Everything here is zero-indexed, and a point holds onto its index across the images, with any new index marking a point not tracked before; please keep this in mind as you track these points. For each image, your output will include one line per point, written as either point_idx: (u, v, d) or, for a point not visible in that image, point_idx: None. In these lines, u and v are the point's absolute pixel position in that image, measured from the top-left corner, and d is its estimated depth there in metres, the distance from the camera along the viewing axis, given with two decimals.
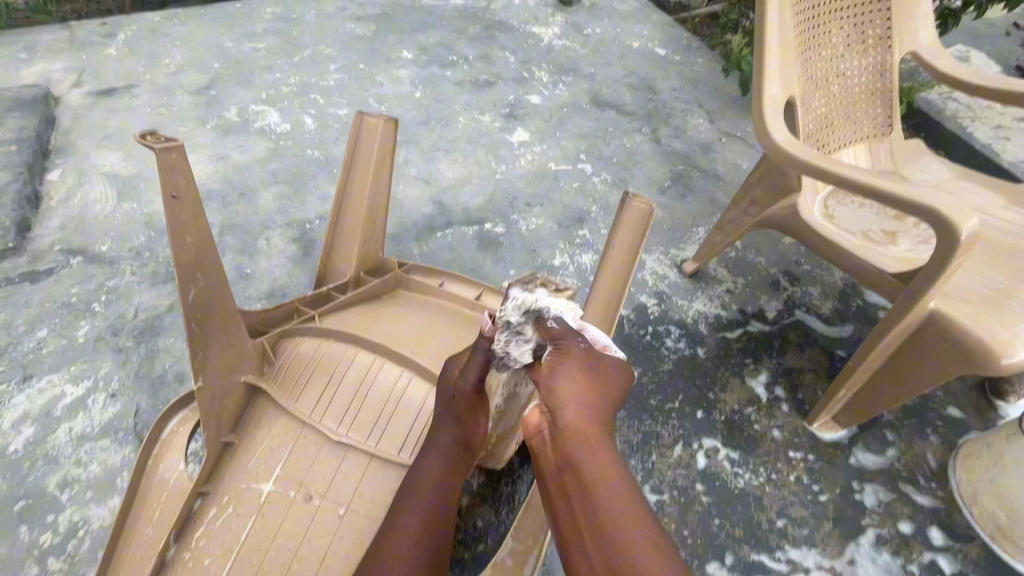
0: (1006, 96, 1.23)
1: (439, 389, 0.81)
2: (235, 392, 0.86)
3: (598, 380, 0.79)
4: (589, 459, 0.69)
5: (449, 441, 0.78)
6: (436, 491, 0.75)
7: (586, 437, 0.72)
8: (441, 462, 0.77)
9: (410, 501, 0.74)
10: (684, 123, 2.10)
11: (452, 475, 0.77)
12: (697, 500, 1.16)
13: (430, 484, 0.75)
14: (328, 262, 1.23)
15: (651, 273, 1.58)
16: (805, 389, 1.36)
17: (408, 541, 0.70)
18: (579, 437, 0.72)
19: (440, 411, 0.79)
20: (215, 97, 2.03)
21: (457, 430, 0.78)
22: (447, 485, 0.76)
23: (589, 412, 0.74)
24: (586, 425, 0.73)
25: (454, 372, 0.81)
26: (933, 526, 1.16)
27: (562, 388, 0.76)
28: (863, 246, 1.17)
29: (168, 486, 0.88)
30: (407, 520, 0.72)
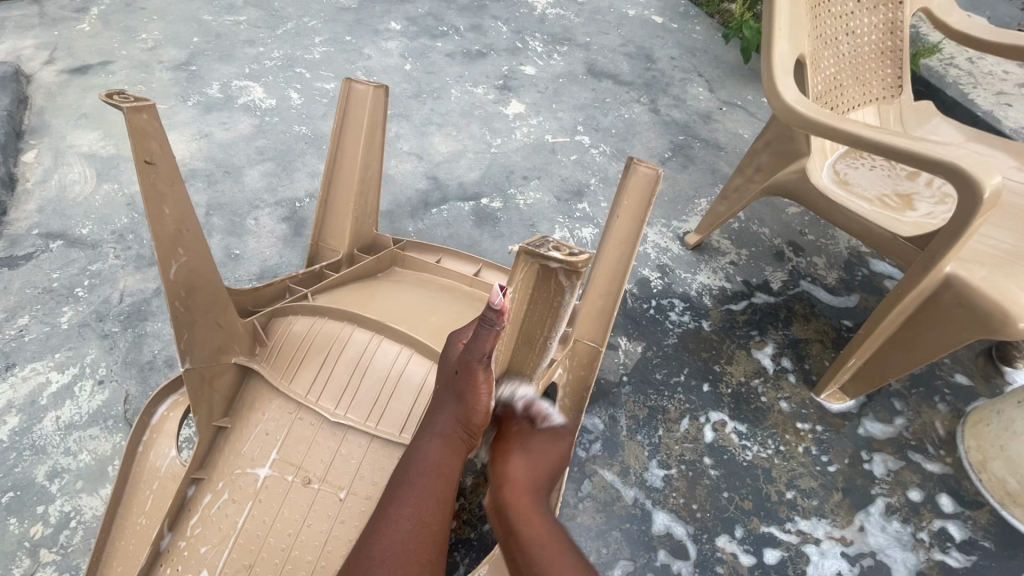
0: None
1: (441, 365, 0.77)
2: (226, 373, 0.82)
3: (542, 452, 0.79)
4: (526, 527, 0.70)
5: (446, 422, 0.74)
6: (433, 475, 0.71)
7: (526, 509, 0.72)
8: (440, 444, 0.73)
9: (407, 481, 0.70)
10: (683, 93, 2.04)
11: (452, 458, 0.73)
12: (705, 473, 1.14)
13: (427, 469, 0.71)
14: (319, 238, 1.18)
15: (653, 246, 1.54)
16: (812, 360, 1.34)
17: (399, 533, 0.66)
18: (522, 512, 0.72)
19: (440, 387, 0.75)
20: (196, 73, 1.95)
21: (457, 408, 0.73)
22: (446, 469, 0.72)
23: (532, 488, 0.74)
24: (525, 495, 0.74)
25: (457, 347, 0.75)
26: (942, 493, 1.15)
27: (509, 462, 0.76)
28: (876, 212, 1.13)
29: (160, 473, 0.85)
30: (399, 508, 0.68)
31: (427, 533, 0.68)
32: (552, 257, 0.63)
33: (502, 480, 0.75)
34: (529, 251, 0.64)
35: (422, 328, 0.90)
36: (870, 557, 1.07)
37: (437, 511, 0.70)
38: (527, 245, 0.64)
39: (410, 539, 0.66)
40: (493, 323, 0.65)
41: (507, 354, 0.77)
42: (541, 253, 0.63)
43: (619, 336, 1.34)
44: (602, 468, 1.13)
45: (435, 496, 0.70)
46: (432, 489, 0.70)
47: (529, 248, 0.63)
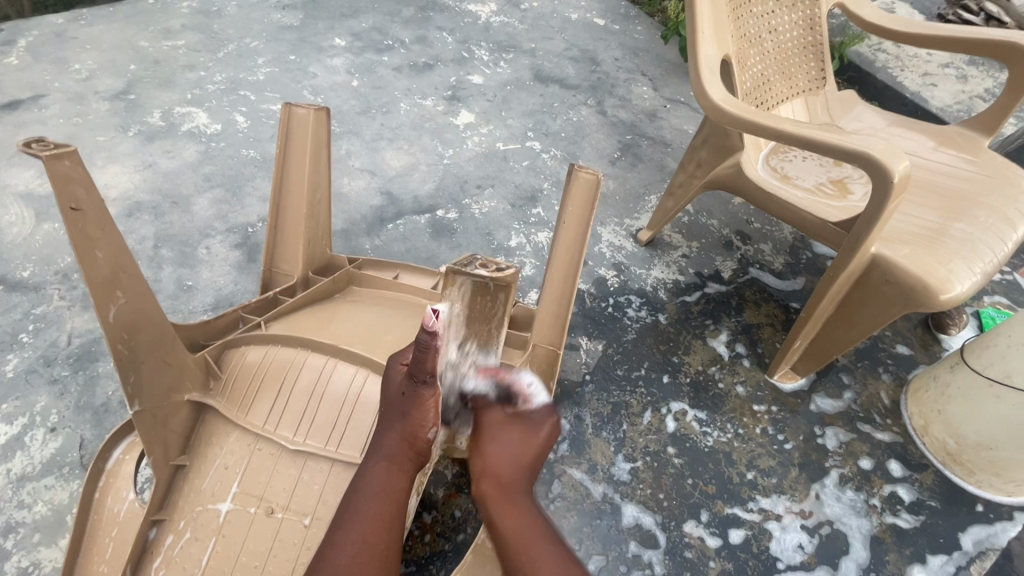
0: (948, 44, 1.26)
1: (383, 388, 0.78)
2: (180, 411, 0.81)
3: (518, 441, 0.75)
4: (506, 514, 0.68)
5: (392, 443, 0.74)
6: (381, 499, 0.70)
7: (506, 498, 0.70)
8: (389, 467, 0.73)
9: (355, 508, 0.69)
10: (628, 93, 2.10)
11: (400, 481, 0.73)
12: (670, 463, 1.18)
13: (373, 491, 0.70)
14: (272, 264, 1.17)
15: (608, 244, 1.58)
16: (764, 343, 1.40)
17: (345, 557, 0.64)
18: (502, 504, 0.69)
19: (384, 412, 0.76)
20: (135, 102, 1.90)
21: (401, 429, 0.74)
22: (394, 491, 0.71)
23: (512, 475, 0.72)
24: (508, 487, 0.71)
25: (397, 373, 0.76)
26: (891, 459, 1.22)
27: (490, 453, 0.73)
28: (808, 199, 1.19)
29: (118, 519, 0.83)
30: (345, 534, 0.67)
31: (372, 556, 0.66)
32: (479, 270, 0.72)
33: (488, 470, 0.71)
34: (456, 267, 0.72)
35: (378, 348, 0.91)
36: (828, 526, 1.12)
37: (385, 533, 0.68)
38: (455, 263, 0.72)
39: (353, 563, 0.64)
40: (426, 345, 0.68)
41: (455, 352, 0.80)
42: (471, 267, 0.71)
43: (580, 336, 1.37)
44: (571, 467, 1.16)
45: (383, 518, 0.69)
46: (379, 511, 0.69)
47: (458, 264, 0.72)
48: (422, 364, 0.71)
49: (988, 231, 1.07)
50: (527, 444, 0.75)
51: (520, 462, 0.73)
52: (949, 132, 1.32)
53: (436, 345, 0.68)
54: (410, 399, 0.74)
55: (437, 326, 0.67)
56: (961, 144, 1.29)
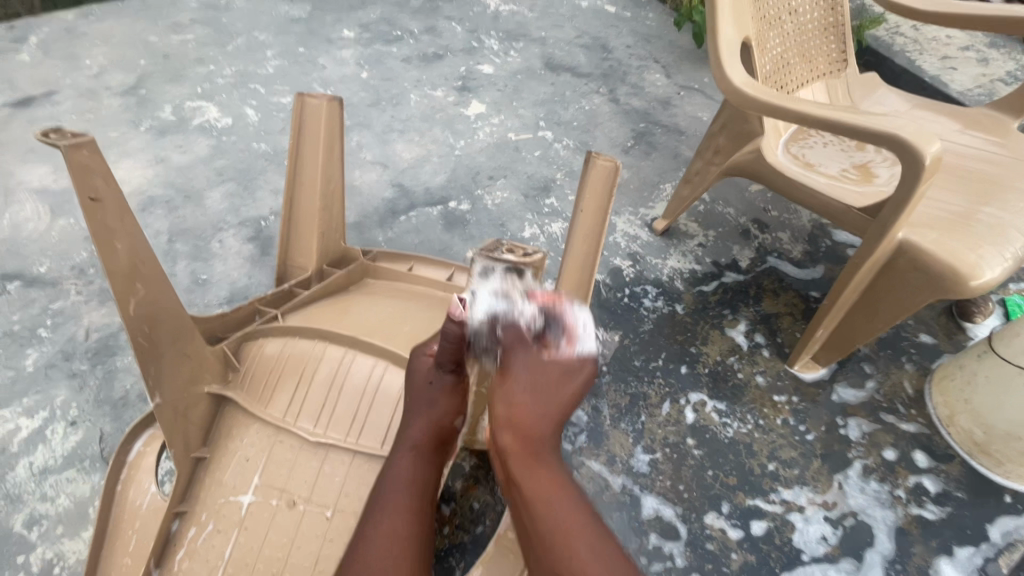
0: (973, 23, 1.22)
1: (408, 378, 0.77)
2: (200, 404, 0.81)
3: (548, 388, 0.74)
4: (532, 475, 0.68)
5: (419, 433, 0.73)
6: (410, 489, 0.70)
7: (531, 456, 0.69)
8: (414, 457, 0.72)
9: (383, 498, 0.69)
10: (641, 80, 2.07)
11: (425, 470, 0.72)
12: (689, 454, 1.17)
13: (401, 481, 0.70)
14: (287, 256, 1.17)
15: (622, 234, 1.56)
16: (784, 333, 1.37)
17: (375, 550, 0.64)
18: (525, 462, 0.69)
19: (410, 402, 0.75)
20: (146, 97, 1.90)
21: (429, 415, 0.74)
22: (423, 480, 0.71)
23: (537, 429, 0.71)
24: (532, 442, 0.71)
25: (423, 363, 0.76)
26: (916, 450, 1.20)
27: (515, 404, 0.72)
28: (831, 185, 1.17)
29: (141, 512, 0.83)
30: (374, 527, 0.66)
31: (402, 548, 0.65)
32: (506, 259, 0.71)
33: (512, 423, 0.71)
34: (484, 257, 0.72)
35: (395, 340, 0.90)
36: (851, 517, 1.10)
37: (414, 525, 0.67)
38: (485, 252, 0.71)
39: (387, 553, 0.64)
40: (454, 334, 0.73)
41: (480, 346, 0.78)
42: (498, 256, 0.70)
43: (596, 327, 1.35)
44: (589, 459, 1.14)
45: (412, 509, 0.68)
46: (408, 502, 0.69)
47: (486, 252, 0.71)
48: (450, 355, 0.75)
49: (1019, 216, 1.04)
50: (553, 395, 0.74)
51: (546, 412, 0.73)
52: (976, 115, 1.28)
53: (464, 332, 0.73)
54: (438, 387, 0.75)
55: (463, 314, 0.71)
56: (987, 126, 1.26)
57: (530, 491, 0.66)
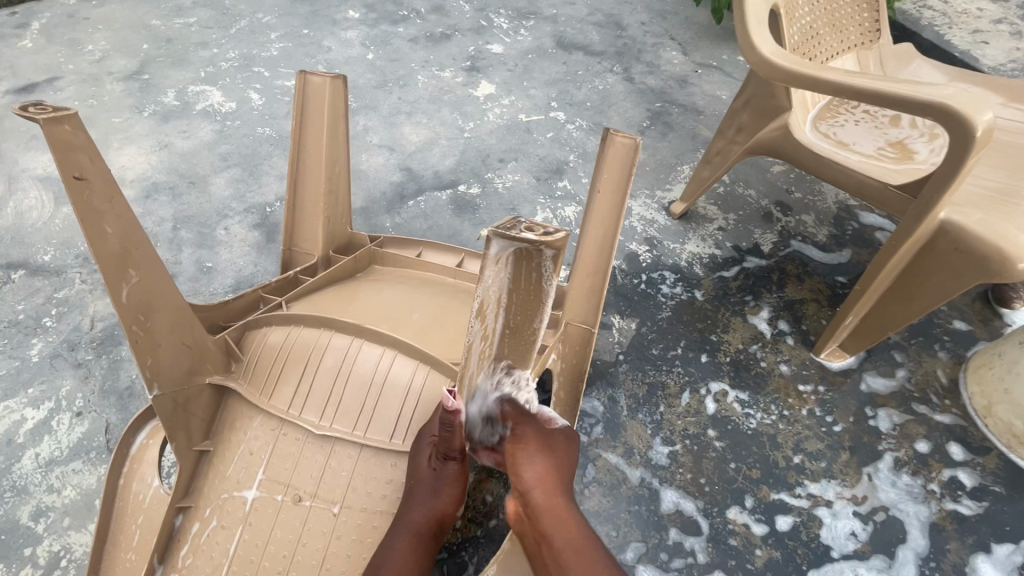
0: None
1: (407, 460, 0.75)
2: (201, 395, 0.77)
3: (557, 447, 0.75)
4: (558, 525, 0.67)
5: (420, 518, 0.72)
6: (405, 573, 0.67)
7: (556, 504, 0.69)
8: (410, 541, 0.70)
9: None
10: (656, 58, 1.99)
11: (418, 557, 0.70)
12: (711, 446, 1.12)
13: (396, 565, 0.67)
14: (291, 242, 1.12)
15: (639, 218, 1.50)
16: (809, 320, 1.31)
17: None
18: (552, 507, 0.68)
19: (408, 486, 0.73)
20: (149, 82, 1.86)
21: (430, 505, 0.72)
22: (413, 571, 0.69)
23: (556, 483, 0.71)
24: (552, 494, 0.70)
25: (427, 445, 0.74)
26: (951, 442, 1.14)
27: (534, 464, 0.71)
28: (864, 163, 1.10)
29: (143, 507, 0.81)
30: None
31: None
32: (523, 239, 0.47)
33: (531, 479, 0.70)
34: (498, 235, 0.48)
35: (403, 330, 0.85)
36: (882, 512, 1.05)
37: None
38: (497, 228, 0.47)
39: None
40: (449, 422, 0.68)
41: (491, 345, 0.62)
42: (511, 235, 0.46)
43: (612, 314, 1.30)
44: (606, 450, 1.10)
45: None
46: None
47: (496, 229, 0.48)
48: (448, 441, 0.71)
49: None
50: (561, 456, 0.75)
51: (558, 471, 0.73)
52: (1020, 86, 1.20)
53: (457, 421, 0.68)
54: (439, 476, 0.73)
55: (455, 406, 0.67)
56: None
57: (557, 539, 0.65)
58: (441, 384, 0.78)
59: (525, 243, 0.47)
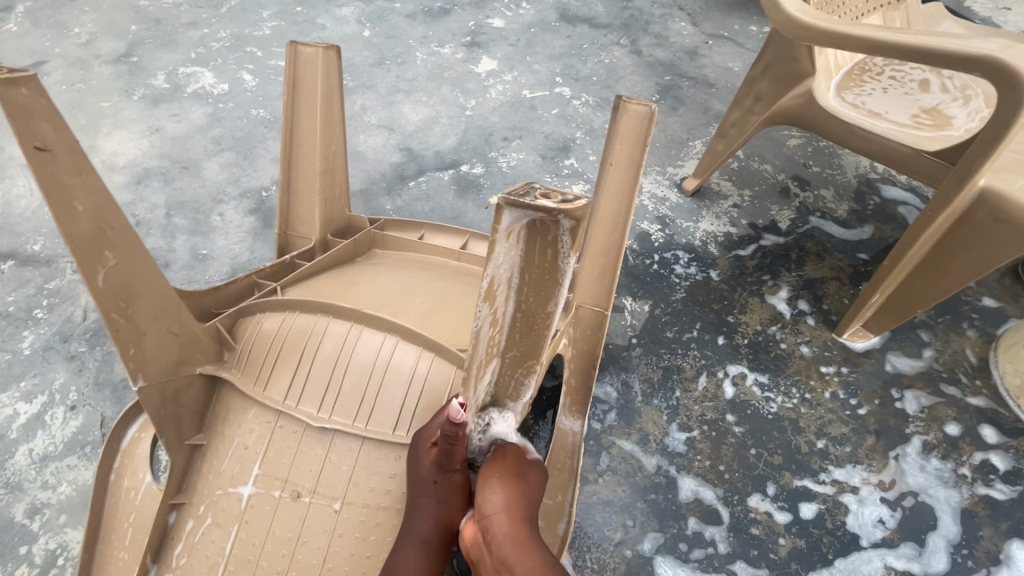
0: None
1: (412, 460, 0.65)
2: (192, 386, 0.73)
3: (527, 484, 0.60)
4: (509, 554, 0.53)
5: (428, 527, 0.62)
6: None
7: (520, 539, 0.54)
8: (420, 550, 0.62)
9: None
10: (665, 29, 1.90)
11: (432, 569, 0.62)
12: (730, 432, 1.07)
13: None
14: (287, 226, 1.07)
15: (650, 196, 1.43)
16: (830, 300, 1.25)
17: None
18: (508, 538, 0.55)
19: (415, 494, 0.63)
20: (138, 64, 1.80)
21: (438, 514, 0.62)
22: None
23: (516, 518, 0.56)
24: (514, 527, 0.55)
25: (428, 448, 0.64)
26: (983, 424, 1.08)
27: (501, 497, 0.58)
28: (891, 132, 1.04)
29: (136, 503, 0.77)
30: None
31: None
32: (538, 208, 0.39)
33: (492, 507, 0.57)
34: (509, 204, 0.40)
35: (405, 316, 0.80)
36: (911, 497, 1.01)
37: None
38: (509, 196, 0.40)
39: None
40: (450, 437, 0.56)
41: (500, 338, 0.54)
42: (524, 203, 0.39)
43: (623, 296, 1.25)
44: (620, 438, 1.06)
45: None
46: None
47: (507, 197, 0.40)
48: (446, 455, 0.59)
49: None
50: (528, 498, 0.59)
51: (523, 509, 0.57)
52: None
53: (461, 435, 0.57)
54: (445, 486, 0.62)
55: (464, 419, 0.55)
56: None
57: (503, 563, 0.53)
58: (446, 373, 0.73)
59: (540, 211, 0.40)
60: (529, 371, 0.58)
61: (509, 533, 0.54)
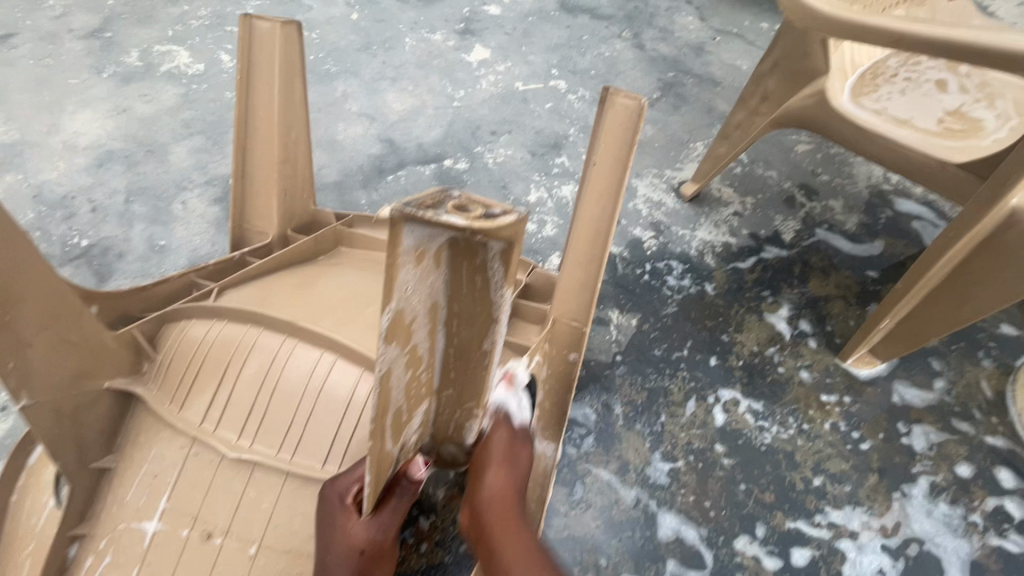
0: None
1: (321, 518, 0.55)
2: (97, 402, 0.63)
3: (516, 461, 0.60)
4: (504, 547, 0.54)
5: None
6: None
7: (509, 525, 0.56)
8: None
9: None
10: (670, 23, 1.79)
11: None
12: (718, 464, 0.97)
13: None
14: (242, 219, 0.97)
15: (644, 201, 1.33)
16: (835, 320, 1.15)
17: None
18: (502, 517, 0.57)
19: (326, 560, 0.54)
20: (111, 40, 1.69)
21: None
22: None
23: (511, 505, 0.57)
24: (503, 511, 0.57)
25: (350, 510, 0.54)
26: (999, 466, 0.98)
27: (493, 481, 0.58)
28: (912, 141, 0.93)
29: (36, 531, 0.67)
30: None
31: None
32: (443, 225, 0.31)
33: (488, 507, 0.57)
34: (405, 218, 0.31)
35: None
36: (915, 545, 0.91)
37: None
38: (405, 204, 0.31)
39: None
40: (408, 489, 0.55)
41: (432, 378, 0.46)
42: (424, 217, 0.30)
43: (610, 308, 1.15)
44: (597, 466, 0.96)
45: None
46: None
47: (403, 209, 0.30)
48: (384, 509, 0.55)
49: None
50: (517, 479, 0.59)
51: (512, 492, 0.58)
52: None
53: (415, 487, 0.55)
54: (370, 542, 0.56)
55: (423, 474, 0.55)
56: None
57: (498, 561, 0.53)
58: None
59: (449, 229, 0.31)
60: (469, 413, 0.49)
61: (501, 520, 0.56)
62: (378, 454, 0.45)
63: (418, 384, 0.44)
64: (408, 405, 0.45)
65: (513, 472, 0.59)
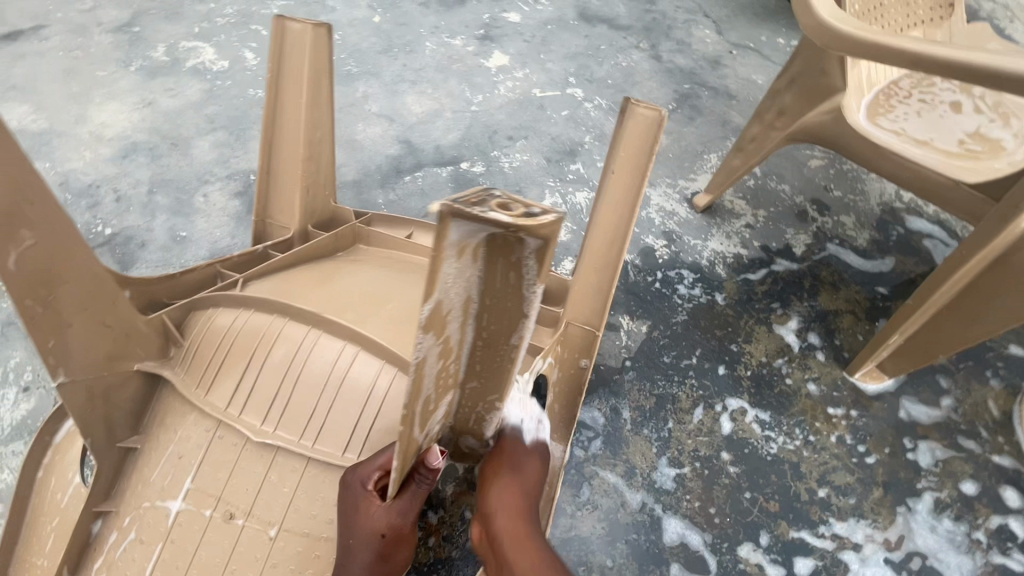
0: None
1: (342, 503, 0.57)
2: (127, 384, 0.66)
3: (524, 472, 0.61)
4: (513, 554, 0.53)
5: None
6: None
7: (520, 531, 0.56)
8: None
9: None
10: (687, 36, 1.82)
11: None
12: (723, 472, 0.98)
13: None
14: (265, 213, 0.99)
15: (657, 210, 1.35)
16: (843, 334, 1.16)
17: None
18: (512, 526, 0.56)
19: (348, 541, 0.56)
20: (139, 35, 1.73)
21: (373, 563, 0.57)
22: None
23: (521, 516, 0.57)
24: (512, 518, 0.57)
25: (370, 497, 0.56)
26: (1004, 485, 0.99)
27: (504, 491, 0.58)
28: (926, 160, 0.94)
29: (60, 507, 0.69)
30: None
31: None
32: (491, 221, 0.32)
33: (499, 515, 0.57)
34: (455, 213, 0.32)
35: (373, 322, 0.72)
36: (918, 560, 0.92)
37: None
38: (454, 201, 0.32)
39: None
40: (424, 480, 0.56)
41: (458, 370, 0.47)
42: (474, 214, 0.32)
43: (620, 314, 1.16)
44: (604, 469, 0.97)
45: None
46: None
47: (453, 205, 0.32)
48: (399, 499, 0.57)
49: None
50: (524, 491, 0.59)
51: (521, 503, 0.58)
52: None
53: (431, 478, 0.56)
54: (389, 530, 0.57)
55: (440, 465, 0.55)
56: None
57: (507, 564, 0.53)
58: None
59: (496, 226, 0.32)
60: (491, 406, 0.51)
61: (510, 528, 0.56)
62: (405, 441, 0.47)
63: (446, 374, 0.46)
64: (436, 395, 0.46)
65: (522, 481, 0.59)
